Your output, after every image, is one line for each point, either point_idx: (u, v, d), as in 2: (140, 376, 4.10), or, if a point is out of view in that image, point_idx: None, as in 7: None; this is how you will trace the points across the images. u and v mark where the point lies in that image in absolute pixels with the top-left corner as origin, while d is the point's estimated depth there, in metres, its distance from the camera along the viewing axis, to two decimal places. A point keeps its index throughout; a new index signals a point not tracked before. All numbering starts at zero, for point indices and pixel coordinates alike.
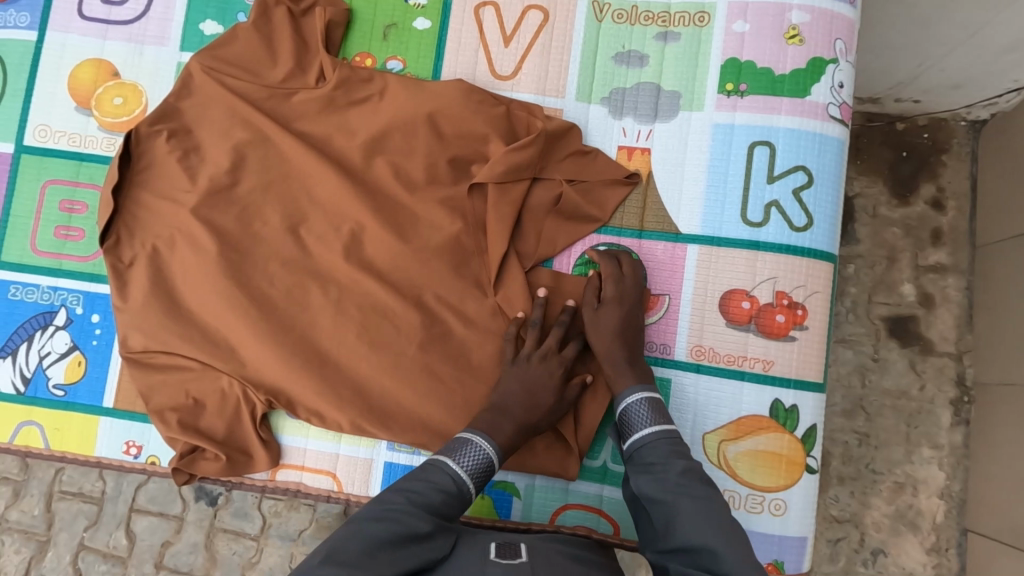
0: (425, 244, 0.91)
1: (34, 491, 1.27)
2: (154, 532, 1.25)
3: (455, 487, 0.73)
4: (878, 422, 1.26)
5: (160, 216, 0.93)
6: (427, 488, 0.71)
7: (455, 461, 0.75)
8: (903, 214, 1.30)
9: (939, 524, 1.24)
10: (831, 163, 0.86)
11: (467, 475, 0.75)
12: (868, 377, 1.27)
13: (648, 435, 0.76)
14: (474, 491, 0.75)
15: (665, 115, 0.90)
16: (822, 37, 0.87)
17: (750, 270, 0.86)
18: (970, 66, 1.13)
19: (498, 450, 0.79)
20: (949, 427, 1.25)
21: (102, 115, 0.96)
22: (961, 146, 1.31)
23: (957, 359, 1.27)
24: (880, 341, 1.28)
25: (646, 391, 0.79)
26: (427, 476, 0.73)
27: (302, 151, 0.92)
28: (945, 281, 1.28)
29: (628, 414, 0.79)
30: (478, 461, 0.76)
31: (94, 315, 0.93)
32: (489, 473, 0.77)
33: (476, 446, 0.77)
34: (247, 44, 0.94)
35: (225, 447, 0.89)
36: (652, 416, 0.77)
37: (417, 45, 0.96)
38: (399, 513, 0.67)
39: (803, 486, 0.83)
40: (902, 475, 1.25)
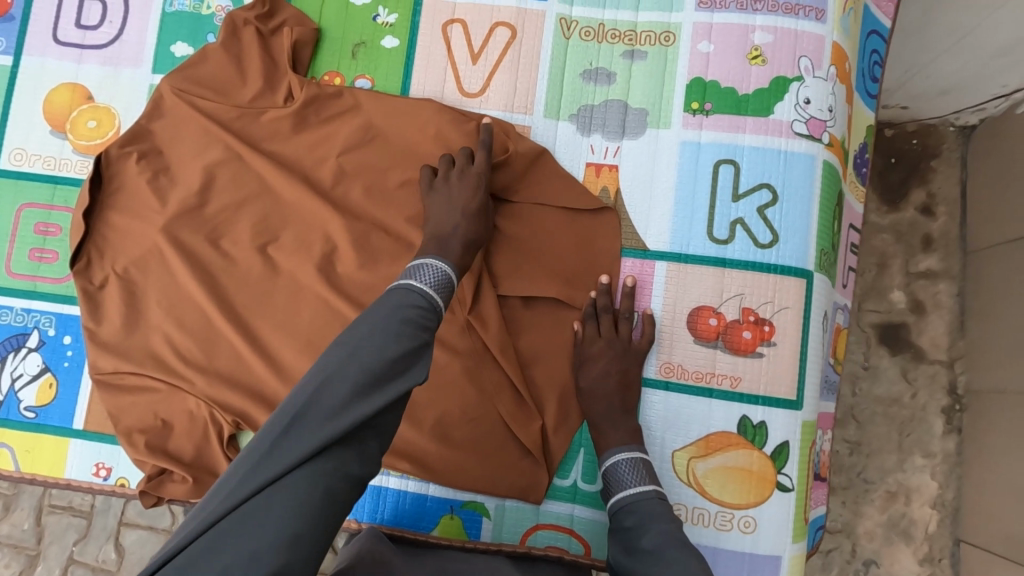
0: (396, 263, 0.90)
1: (24, 506, 1.27)
2: (143, 546, 1.24)
3: (427, 301, 0.70)
4: (870, 430, 1.25)
5: (133, 236, 0.93)
6: (402, 306, 0.67)
7: (419, 280, 0.72)
8: (892, 221, 1.30)
9: (932, 534, 1.22)
10: (799, 179, 0.86)
11: (432, 287, 0.72)
12: (859, 385, 1.27)
13: (625, 497, 0.76)
14: (444, 304, 0.73)
15: (633, 132, 0.90)
16: (786, 57, 0.87)
17: (718, 287, 0.85)
18: (959, 72, 1.12)
19: (451, 265, 0.77)
20: (942, 435, 1.24)
21: (76, 138, 0.96)
22: (950, 152, 1.30)
23: (949, 366, 1.25)
24: (870, 348, 1.27)
25: (630, 452, 0.79)
26: (399, 296, 0.68)
27: (272, 170, 0.92)
28: (937, 287, 1.27)
29: (614, 473, 0.79)
30: (439, 278, 0.74)
31: (67, 337, 0.93)
32: (451, 287, 0.75)
33: (430, 265, 0.74)
34: (217, 65, 0.94)
35: (192, 469, 0.88)
36: (633, 478, 0.77)
37: (388, 63, 0.96)
38: (379, 337, 0.62)
39: (776, 505, 0.81)
40: (895, 483, 1.24)
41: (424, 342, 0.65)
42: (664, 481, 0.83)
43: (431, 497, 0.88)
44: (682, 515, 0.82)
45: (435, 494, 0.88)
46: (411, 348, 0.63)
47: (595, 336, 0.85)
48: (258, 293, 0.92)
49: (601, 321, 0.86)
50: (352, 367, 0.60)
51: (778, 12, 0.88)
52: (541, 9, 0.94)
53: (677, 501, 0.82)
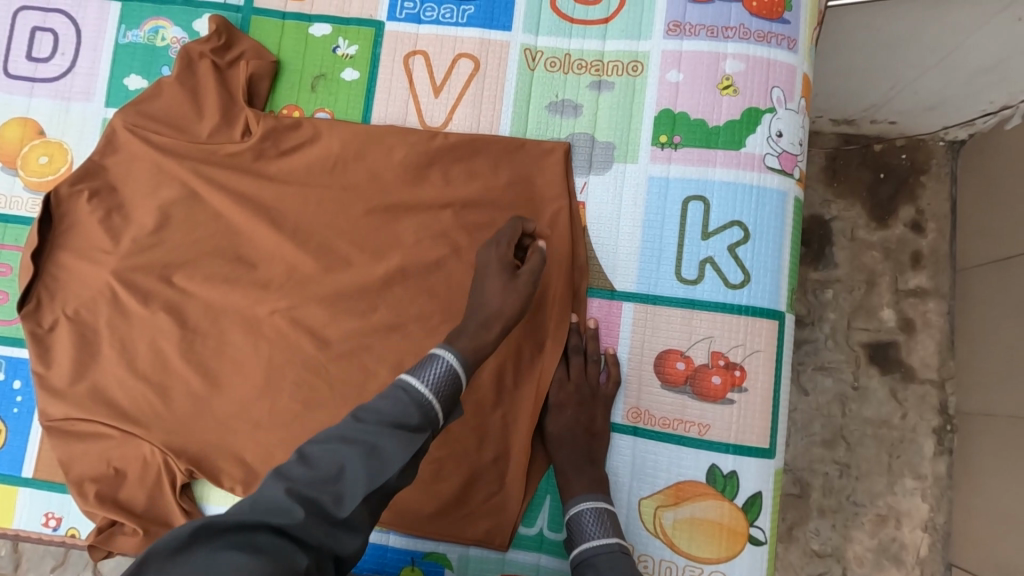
0: (356, 304, 0.88)
1: None
2: None
3: (414, 401, 0.61)
4: (860, 453, 1.22)
5: (84, 277, 0.90)
6: (381, 404, 0.61)
7: (418, 375, 0.64)
8: (882, 237, 1.26)
9: (923, 558, 1.19)
10: (770, 217, 0.83)
11: (430, 387, 0.63)
12: (848, 407, 1.23)
13: (587, 550, 0.72)
14: (441, 410, 0.64)
15: (600, 167, 0.87)
16: (757, 87, 0.85)
17: (687, 329, 0.82)
18: (944, 88, 1.10)
19: (462, 360, 0.68)
20: (932, 457, 1.21)
21: (27, 174, 0.94)
22: (939, 168, 1.27)
23: (940, 386, 1.23)
24: (859, 366, 1.23)
25: (596, 501, 0.75)
26: (382, 394, 0.62)
27: (231, 206, 0.90)
28: (926, 305, 1.24)
29: (577, 523, 0.74)
30: (445, 378, 0.65)
31: (17, 381, 0.90)
32: (460, 391, 0.66)
33: (439, 359, 0.66)
34: (172, 99, 0.91)
35: (143, 520, 0.84)
36: (596, 530, 0.73)
37: (348, 96, 0.93)
38: (339, 443, 0.57)
39: (748, 560, 0.78)
40: (886, 507, 1.20)
41: (387, 469, 0.57)
42: (630, 531, 0.80)
43: (391, 549, 0.85)
44: (648, 567, 0.79)
45: (396, 544, 0.85)
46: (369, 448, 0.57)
47: (563, 380, 0.82)
48: (215, 332, 0.89)
49: (571, 363, 0.83)
50: (306, 471, 0.55)
51: (750, 40, 0.85)
52: (505, 38, 0.91)
53: (643, 552, 0.79)
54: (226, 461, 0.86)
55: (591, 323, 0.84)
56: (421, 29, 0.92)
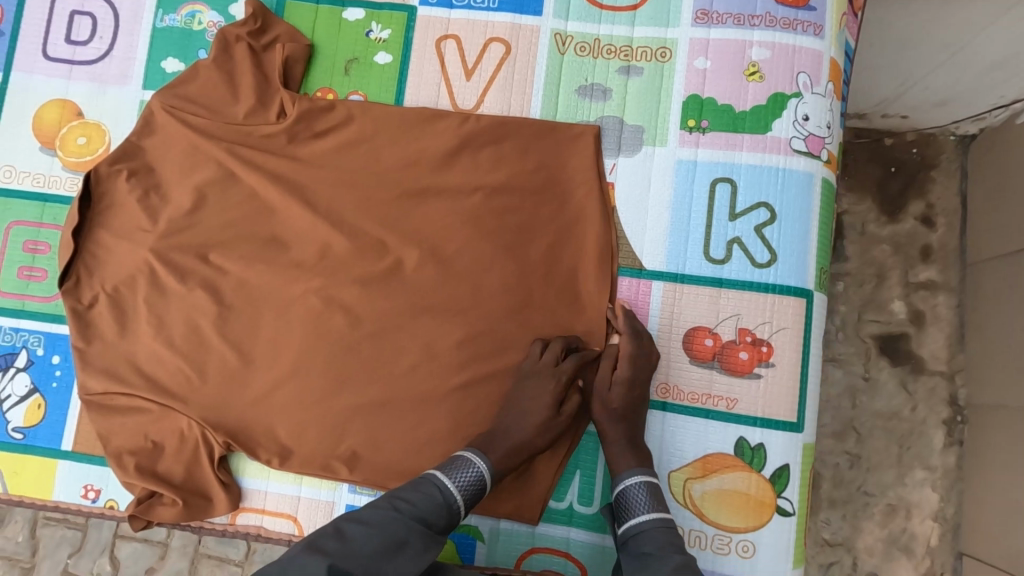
0: (388, 283, 0.88)
1: (17, 520, 1.23)
2: (138, 561, 1.20)
3: (444, 503, 0.73)
4: (870, 444, 1.22)
5: (122, 256, 0.92)
6: (415, 498, 0.72)
7: (448, 476, 0.75)
8: (892, 232, 1.27)
9: (933, 548, 1.19)
10: (796, 198, 0.85)
11: (458, 489, 0.75)
12: (859, 399, 1.24)
13: (643, 522, 0.74)
14: (463, 509, 0.75)
15: (629, 149, 0.89)
16: (783, 73, 0.87)
17: (714, 308, 0.84)
18: (955, 83, 1.11)
19: (491, 467, 0.78)
20: (942, 449, 1.22)
21: (66, 155, 0.95)
22: (949, 163, 1.28)
23: (949, 378, 1.23)
24: (870, 360, 1.25)
25: (645, 476, 0.77)
26: (414, 487, 0.73)
27: (266, 186, 0.91)
28: (936, 299, 1.25)
29: (627, 498, 0.76)
30: (472, 482, 0.76)
31: (56, 356, 0.91)
32: (482, 492, 0.77)
33: (469, 462, 0.77)
34: (209, 82, 0.93)
35: (182, 491, 0.86)
36: (649, 503, 0.75)
37: (380, 79, 0.94)
38: (376, 522, 0.68)
39: (775, 528, 0.80)
40: (896, 497, 1.21)
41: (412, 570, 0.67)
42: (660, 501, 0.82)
43: None
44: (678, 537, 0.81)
45: None
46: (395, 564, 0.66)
47: (631, 355, 0.81)
48: (248, 311, 0.90)
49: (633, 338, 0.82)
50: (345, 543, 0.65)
51: (776, 27, 0.87)
52: (535, 23, 0.93)
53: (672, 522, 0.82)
54: (261, 437, 0.87)
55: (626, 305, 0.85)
56: (453, 14, 0.94)
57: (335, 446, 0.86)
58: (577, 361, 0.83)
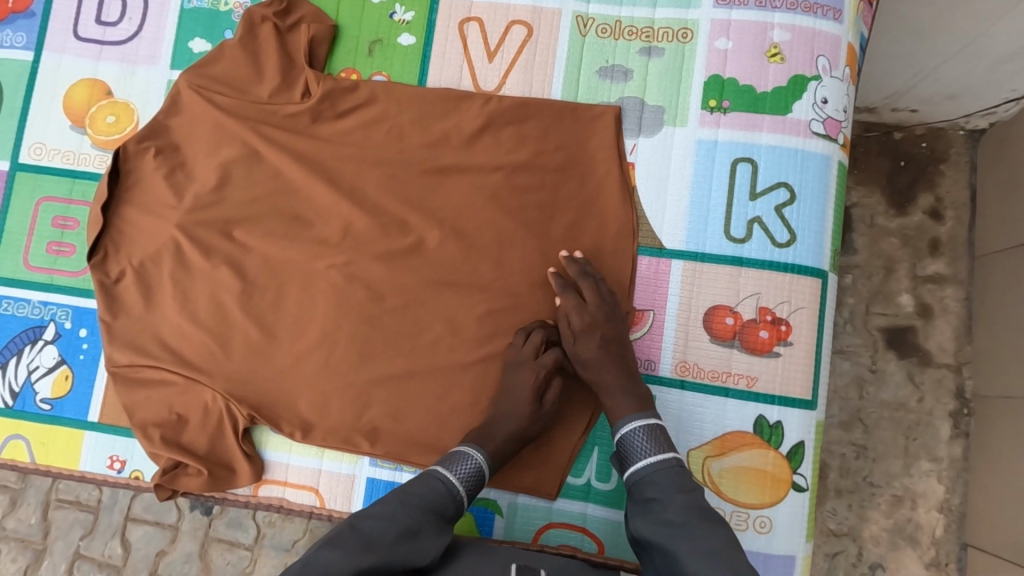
0: (410, 261, 0.90)
1: (31, 500, 1.25)
2: (149, 543, 1.22)
3: (447, 496, 0.73)
4: (877, 435, 1.23)
5: (148, 232, 0.93)
6: (422, 492, 0.72)
7: (449, 470, 0.76)
8: (899, 224, 1.28)
9: (938, 538, 1.20)
10: (815, 179, 0.86)
11: (460, 482, 0.75)
12: (866, 389, 1.25)
13: (644, 466, 0.74)
14: (465, 502, 0.75)
15: (649, 130, 0.90)
16: (804, 56, 0.88)
17: (734, 287, 0.85)
18: (967, 76, 1.11)
19: (487, 458, 0.79)
20: (948, 440, 1.22)
21: (95, 133, 0.97)
22: (959, 156, 1.28)
23: (956, 370, 1.24)
24: (878, 351, 1.25)
25: (642, 420, 0.77)
26: (419, 481, 0.73)
27: (290, 164, 0.92)
28: (944, 291, 1.26)
29: (626, 445, 0.77)
30: (472, 474, 0.77)
31: (83, 330, 0.93)
32: (481, 483, 0.78)
33: (467, 455, 0.77)
34: (234, 60, 0.94)
35: (207, 462, 0.88)
36: (651, 446, 0.75)
37: (403, 60, 0.95)
38: (386, 517, 0.67)
39: (791, 505, 0.82)
40: (901, 488, 1.22)
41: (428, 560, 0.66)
42: None
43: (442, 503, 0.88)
44: None
45: None
46: (412, 552, 0.66)
47: (581, 306, 0.83)
48: (272, 286, 0.91)
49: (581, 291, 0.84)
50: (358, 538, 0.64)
51: (797, 10, 0.88)
52: (557, 7, 0.94)
53: None
54: (283, 411, 0.88)
55: (580, 255, 0.86)
56: None
57: (357, 421, 0.88)
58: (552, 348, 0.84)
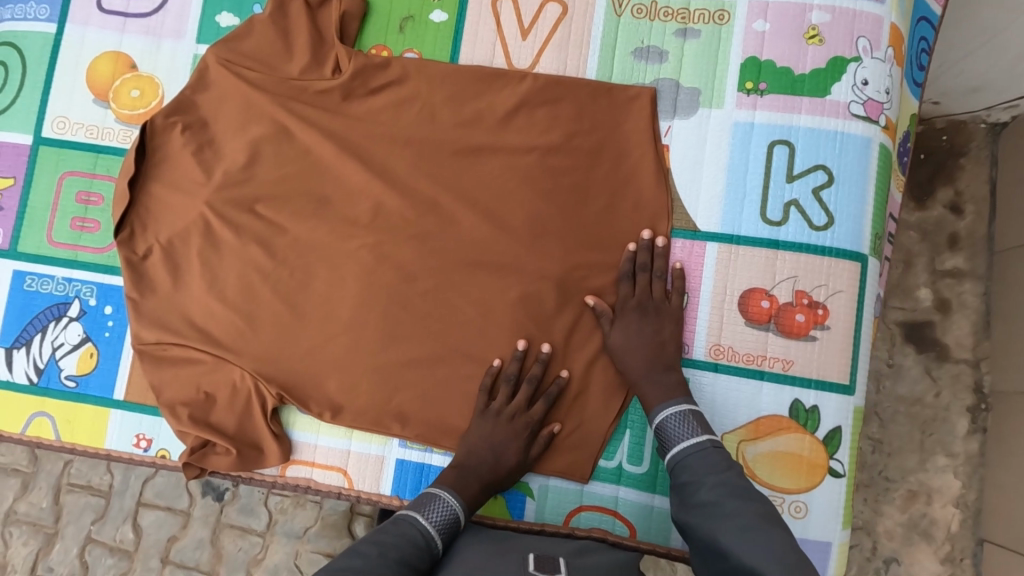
0: (442, 241, 0.88)
1: (43, 484, 1.24)
2: (160, 528, 1.21)
3: (424, 545, 0.70)
4: (892, 429, 1.18)
5: (175, 208, 0.92)
6: (398, 542, 0.68)
7: (424, 517, 0.73)
8: (919, 219, 1.22)
9: (953, 534, 1.15)
10: (855, 162, 0.84)
11: (434, 527, 0.73)
12: (882, 384, 1.19)
13: (678, 451, 0.74)
14: (439, 551, 0.73)
15: (685, 111, 0.89)
16: (843, 37, 0.86)
17: (770, 270, 0.84)
18: (989, 71, 1.05)
19: (460, 502, 0.77)
20: (964, 436, 1.16)
21: (120, 107, 0.96)
22: (979, 151, 1.22)
23: (974, 365, 1.18)
24: (894, 346, 1.20)
25: (675, 406, 0.76)
26: (393, 530, 0.70)
27: (321, 142, 0.91)
28: (962, 286, 1.20)
29: (663, 432, 0.76)
30: (446, 518, 0.75)
31: (108, 307, 0.92)
32: (455, 530, 0.76)
33: (443, 501, 0.76)
34: (264, 36, 0.93)
35: (236, 441, 0.87)
36: (683, 430, 0.74)
37: (436, 37, 0.94)
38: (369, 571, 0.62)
39: (827, 490, 0.81)
40: (917, 483, 1.17)
41: None
42: None
43: None
44: None
45: None
46: None
47: (628, 296, 0.84)
48: (302, 265, 0.90)
49: (637, 280, 0.85)
50: None
51: None
52: None
53: None
54: (312, 391, 0.87)
55: (660, 242, 0.85)
56: None
57: (387, 402, 0.87)
58: (529, 392, 0.84)
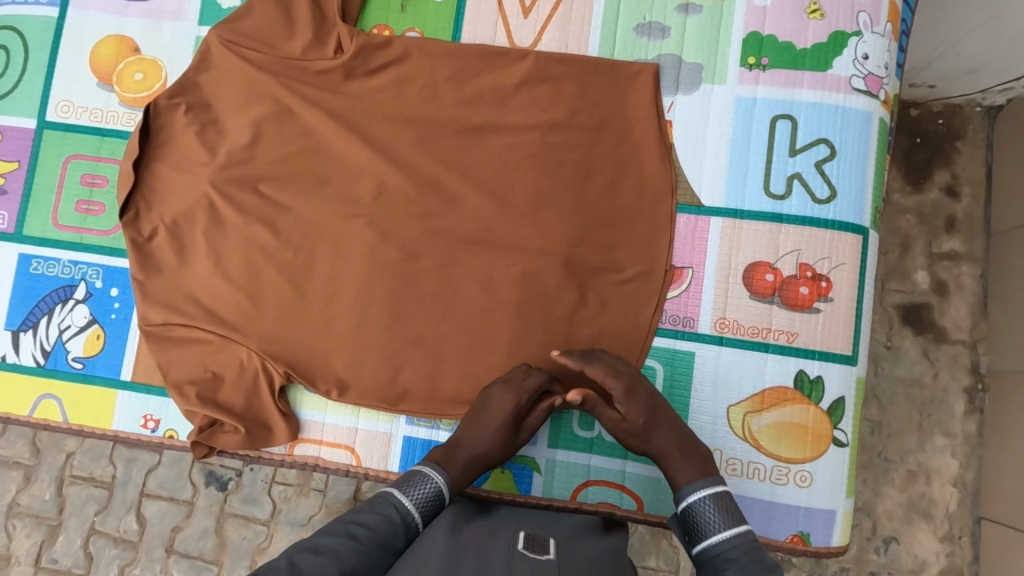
0: (447, 220, 0.89)
1: (44, 477, 1.24)
2: (163, 519, 1.21)
3: (400, 523, 0.70)
4: (890, 410, 1.19)
5: (179, 189, 0.92)
6: (370, 521, 0.68)
7: (405, 494, 0.72)
8: (916, 202, 1.22)
9: (952, 513, 1.16)
10: (856, 135, 0.85)
11: (414, 504, 0.72)
12: (879, 366, 1.20)
13: (722, 540, 0.69)
14: (422, 526, 0.72)
15: (687, 87, 0.89)
16: (845, 11, 0.86)
17: (773, 243, 0.85)
18: (987, 51, 1.05)
19: (446, 480, 0.76)
20: (963, 416, 1.17)
21: (123, 91, 0.95)
22: (975, 134, 1.22)
23: (971, 347, 1.19)
24: (892, 328, 1.21)
25: (709, 487, 0.73)
26: (372, 508, 0.70)
27: (324, 122, 0.91)
28: (959, 268, 1.20)
29: (696, 515, 0.72)
30: (430, 496, 0.73)
31: (114, 289, 0.92)
32: (442, 506, 0.75)
33: (426, 477, 0.74)
34: (265, 16, 0.92)
35: (244, 420, 0.88)
36: (722, 518, 0.71)
37: (437, 16, 0.94)
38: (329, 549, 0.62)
39: (831, 460, 0.82)
40: (916, 463, 1.17)
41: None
42: (718, 437, 0.84)
43: None
44: (737, 470, 0.83)
45: None
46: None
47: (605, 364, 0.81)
48: (306, 246, 0.90)
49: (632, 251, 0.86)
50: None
51: None
52: None
53: (731, 457, 0.83)
54: (319, 370, 0.88)
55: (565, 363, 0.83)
56: None
57: (394, 380, 0.87)
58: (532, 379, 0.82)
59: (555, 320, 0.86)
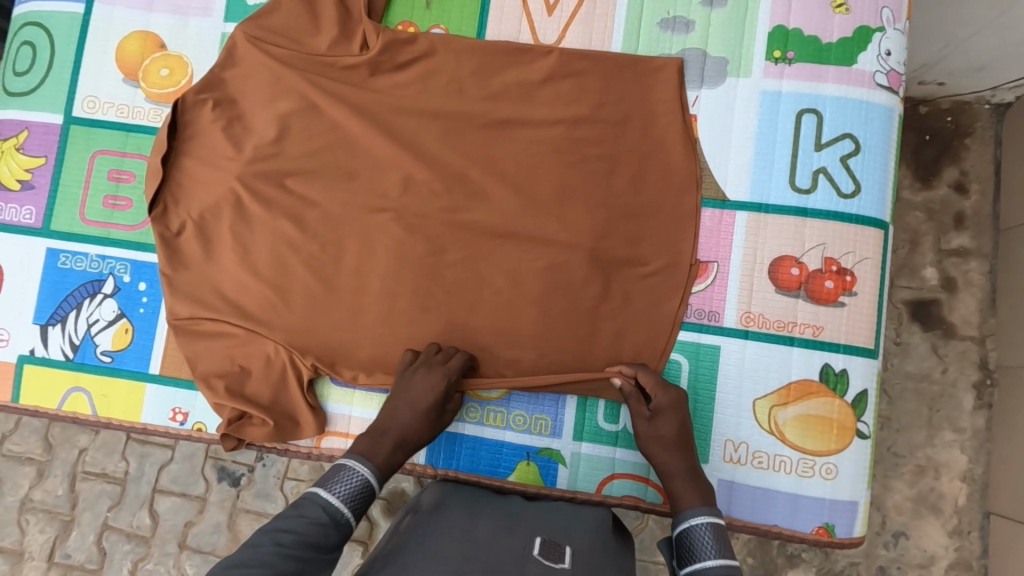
0: (470, 215, 0.89)
1: (58, 472, 1.25)
2: (177, 514, 1.22)
3: (330, 521, 0.70)
4: (899, 405, 1.20)
5: (205, 184, 0.93)
6: (301, 524, 0.68)
7: (328, 490, 0.72)
8: (924, 198, 1.23)
9: (961, 507, 1.17)
10: (880, 129, 0.86)
11: (341, 499, 0.72)
12: (889, 361, 1.21)
13: (717, 566, 0.67)
14: (352, 519, 0.73)
15: (712, 81, 0.90)
16: (869, 6, 0.87)
17: (798, 237, 0.86)
18: (998, 48, 1.06)
19: (373, 470, 0.77)
20: (972, 411, 1.18)
21: (149, 86, 0.96)
22: (984, 130, 1.23)
23: (980, 342, 1.20)
24: (902, 324, 1.22)
25: (711, 516, 0.72)
26: (298, 511, 0.69)
27: (348, 117, 0.91)
28: (969, 265, 1.21)
29: (692, 538, 0.71)
30: (354, 488, 0.74)
31: (142, 283, 0.93)
32: (368, 496, 0.75)
33: (350, 471, 0.75)
34: (291, 12, 0.93)
35: (272, 412, 0.88)
36: (717, 547, 0.70)
37: (461, 12, 0.95)
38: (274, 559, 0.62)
39: (853, 452, 0.83)
40: (925, 458, 1.18)
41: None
42: (743, 430, 0.85)
43: (508, 446, 0.89)
44: (763, 463, 0.84)
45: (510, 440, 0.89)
46: None
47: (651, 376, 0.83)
48: (330, 241, 0.91)
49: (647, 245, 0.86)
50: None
51: None
52: None
53: (756, 449, 0.84)
54: (346, 363, 0.89)
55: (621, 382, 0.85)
56: None
57: None
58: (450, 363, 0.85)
59: (579, 313, 0.87)
